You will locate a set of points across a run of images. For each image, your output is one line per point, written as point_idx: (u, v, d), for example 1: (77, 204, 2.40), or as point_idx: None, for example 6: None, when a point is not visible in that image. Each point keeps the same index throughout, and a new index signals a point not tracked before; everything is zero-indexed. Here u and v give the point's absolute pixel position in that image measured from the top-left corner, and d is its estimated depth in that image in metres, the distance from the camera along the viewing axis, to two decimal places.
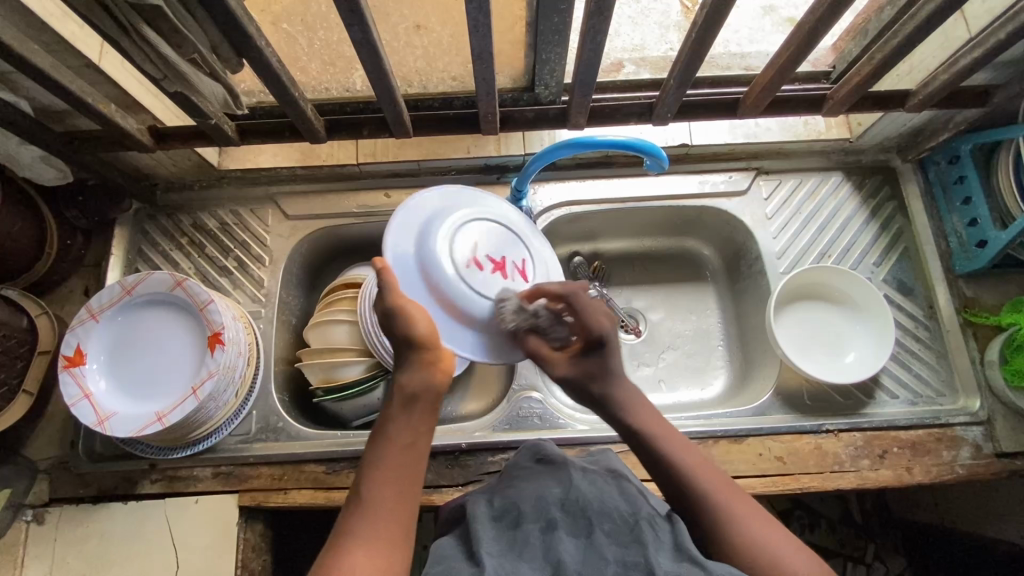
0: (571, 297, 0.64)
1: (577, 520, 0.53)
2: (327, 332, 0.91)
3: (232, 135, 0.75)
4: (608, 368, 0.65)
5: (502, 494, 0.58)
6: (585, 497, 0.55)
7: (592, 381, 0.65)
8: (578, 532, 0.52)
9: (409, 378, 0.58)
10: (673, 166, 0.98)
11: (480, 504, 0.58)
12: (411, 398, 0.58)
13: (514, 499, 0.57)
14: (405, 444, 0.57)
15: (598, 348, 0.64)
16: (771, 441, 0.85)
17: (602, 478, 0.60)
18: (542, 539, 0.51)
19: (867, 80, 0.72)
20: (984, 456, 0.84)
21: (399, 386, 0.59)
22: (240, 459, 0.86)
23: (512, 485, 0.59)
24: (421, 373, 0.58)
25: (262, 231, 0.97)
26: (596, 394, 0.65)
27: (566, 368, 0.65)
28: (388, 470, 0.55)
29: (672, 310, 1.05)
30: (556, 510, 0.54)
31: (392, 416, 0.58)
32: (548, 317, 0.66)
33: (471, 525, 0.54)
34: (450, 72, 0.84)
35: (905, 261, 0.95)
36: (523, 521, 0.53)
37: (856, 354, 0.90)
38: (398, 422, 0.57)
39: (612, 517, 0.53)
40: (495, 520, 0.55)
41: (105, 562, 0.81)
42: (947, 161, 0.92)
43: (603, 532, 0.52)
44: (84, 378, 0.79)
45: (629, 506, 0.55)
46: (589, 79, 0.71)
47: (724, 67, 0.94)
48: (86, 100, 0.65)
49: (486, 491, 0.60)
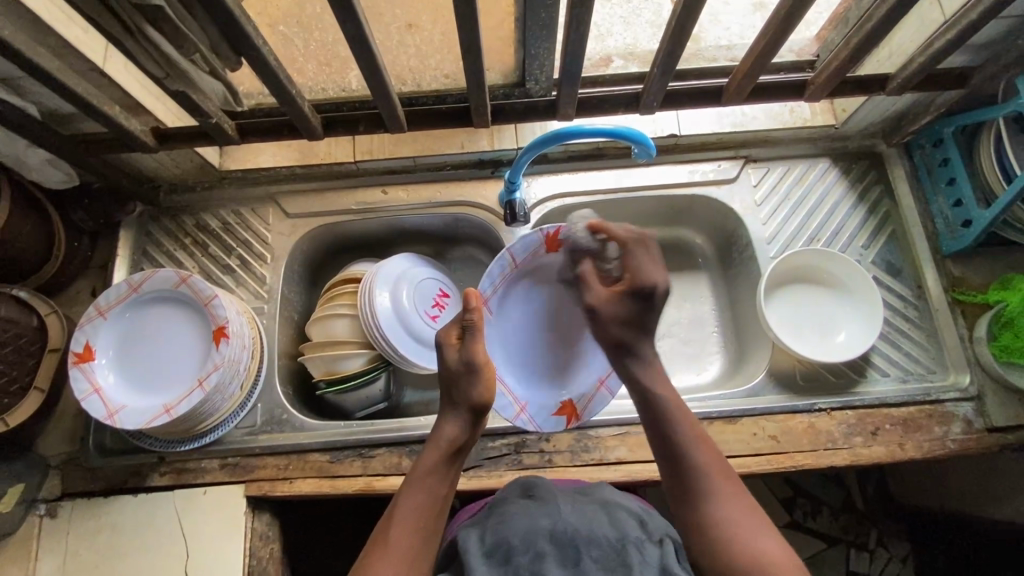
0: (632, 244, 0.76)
1: (565, 551, 0.60)
2: (329, 327, 0.94)
3: (233, 134, 0.78)
4: (639, 322, 0.74)
5: (490, 532, 0.64)
6: (573, 527, 0.62)
7: (625, 325, 0.74)
8: (566, 561, 0.59)
9: (455, 432, 0.71)
10: (664, 156, 1.00)
11: (471, 540, 0.63)
12: (452, 449, 0.70)
13: (502, 534, 0.62)
14: (438, 494, 0.67)
15: (643, 298, 0.73)
16: (765, 421, 0.86)
17: (590, 506, 0.66)
18: (530, 570, 0.58)
19: (845, 64, 0.75)
20: (975, 431, 0.86)
21: (443, 437, 0.70)
22: (246, 451, 0.87)
23: (499, 520, 0.65)
24: (466, 430, 0.71)
25: (263, 230, 0.99)
26: (616, 337, 0.74)
27: (605, 304, 0.76)
28: (414, 523, 0.65)
29: (665, 298, 1.08)
30: (544, 542, 0.60)
31: (433, 464, 0.68)
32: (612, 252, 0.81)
33: (464, 565, 0.60)
34: (443, 69, 0.87)
35: (893, 243, 0.96)
36: (512, 555, 0.60)
37: (846, 334, 0.92)
38: (438, 471, 0.68)
39: (600, 545, 0.60)
40: (485, 557, 0.61)
41: (118, 553, 0.83)
42: (931, 144, 0.94)
43: (592, 559, 0.59)
44: (93, 373, 0.81)
45: (616, 532, 0.62)
46: (575, 70, 0.74)
47: (710, 59, 0.97)
48: (92, 103, 0.68)
49: (477, 525, 0.66)
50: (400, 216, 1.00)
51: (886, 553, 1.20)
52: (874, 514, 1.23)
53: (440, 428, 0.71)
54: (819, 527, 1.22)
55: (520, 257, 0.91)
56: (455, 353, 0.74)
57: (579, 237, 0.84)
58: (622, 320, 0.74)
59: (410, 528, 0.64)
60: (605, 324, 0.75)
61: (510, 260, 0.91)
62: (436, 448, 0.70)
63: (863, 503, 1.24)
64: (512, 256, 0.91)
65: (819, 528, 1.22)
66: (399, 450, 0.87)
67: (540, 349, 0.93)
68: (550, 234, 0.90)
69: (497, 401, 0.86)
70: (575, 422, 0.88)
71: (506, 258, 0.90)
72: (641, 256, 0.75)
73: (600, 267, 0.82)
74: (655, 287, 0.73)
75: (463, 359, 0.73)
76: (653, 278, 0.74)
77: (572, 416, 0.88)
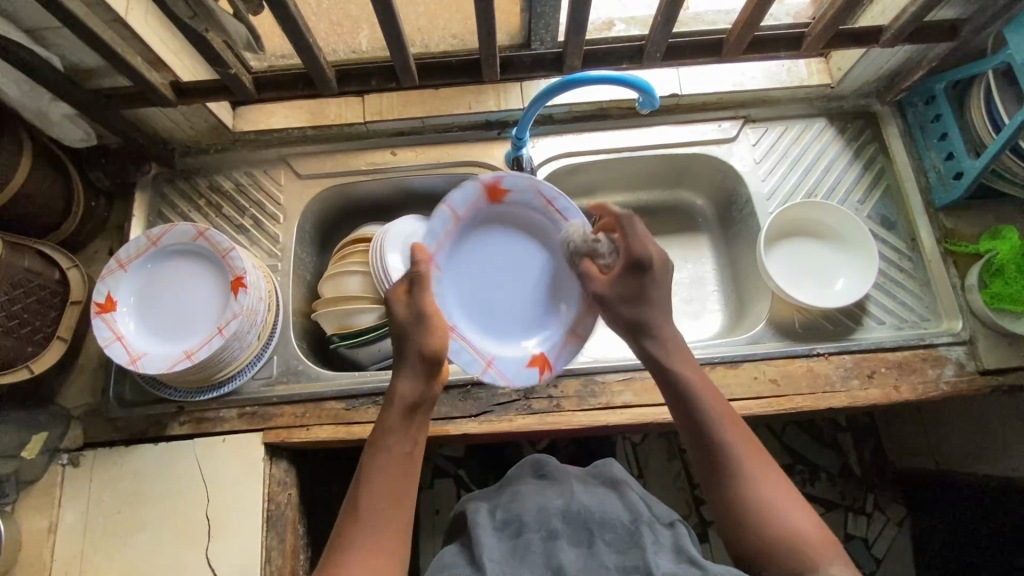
0: (625, 221, 0.73)
1: (577, 532, 0.63)
2: (342, 283, 0.96)
3: (249, 86, 0.81)
4: (643, 294, 0.72)
5: (504, 509, 0.68)
6: (587, 509, 0.65)
7: (629, 304, 0.73)
8: (579, 543, 0.62)
9: (409, 387, 0.67)
10: (666, 116, 1.03)
11: (484, 514, 0.68)
12: (407, 407, 0.66)
13: (516, 512, 0.67)
14: (406, 453, 0.65)
15: (637, 270, 0.72)
16: (765, 365, 0.90)
17: (602, 490, 0.70)
18: (543, 548, 0.61)
19: (840, 15, 0.78)
20: (967, 373, 0.89)
21: (399, 394, 0.67)
22: (264, 399, 0.90)
23: (512, 498, 0.70)
24: (420, 384, 0.67)
25: (276, 190, 1.01)
26: (628, 317, 0.73)
27: (607, 288, 0.75)
28: (386, 492, 0.62)
29: (668, 258, 1.11)
30: (557, 522, 0.64)
31: (392, 422, 0.66)
32: (607, 246, 0.80)
33: (476, 535, 0.64)
34: (450, 30, 0.92)
35: (887, 198, 1.00)
36: (526, 531, 0.64)
37: (844, 281, 0.96)
38: (397, 427, 0.65)
39: (612, 528, 0.63)
40: (498, 531, 0.66)
41: (139, 498, 0.86)
42: (924, 102, 0.97)
43: (603, 542, 0.61)
44: (115, 322, 0.84)
45: (629, 514, 0.65)
46: (582, 18, 0.75)
47: (710, 22, 0.98)
48: (117, 51, 0.71)
49: (490, 503, 0.71)
50: (408, 176, 1.03)
51: (882, 515, 1.23)
52: (872, 478, 1.26)
53: (394, 385, 0.68)
54: (817, 492, 1.24)
55: (462, 210, 0.84)
56: (404, 304, 0.71)
57: (575, 235, 0.83)
58: (620, 298, 0.74)
59: (378, 490, 0.62)
60: (613, 305, 0.74)
61: (452, 213, 0.83)
62: (392, 407, 0.67)
63: (860, 469, 1.27)
64: (453, 208, 0.83)
65: (818, 493, 1.24)
66: None
67: (495, 301, 0.87)
68: (492, 181, 0.85)
69: (459, 357, 0.81)
70: (547, 372, 0.85)
71: (447, 211, 0.82)
72: (632, 229, 0.72)
73: (597, 262, 0.80)
74: (649, 260, 0.72)
75: (413, 309, 0.70)
76: (645, 247, 0.72)
77: (545, 368, 0.85)
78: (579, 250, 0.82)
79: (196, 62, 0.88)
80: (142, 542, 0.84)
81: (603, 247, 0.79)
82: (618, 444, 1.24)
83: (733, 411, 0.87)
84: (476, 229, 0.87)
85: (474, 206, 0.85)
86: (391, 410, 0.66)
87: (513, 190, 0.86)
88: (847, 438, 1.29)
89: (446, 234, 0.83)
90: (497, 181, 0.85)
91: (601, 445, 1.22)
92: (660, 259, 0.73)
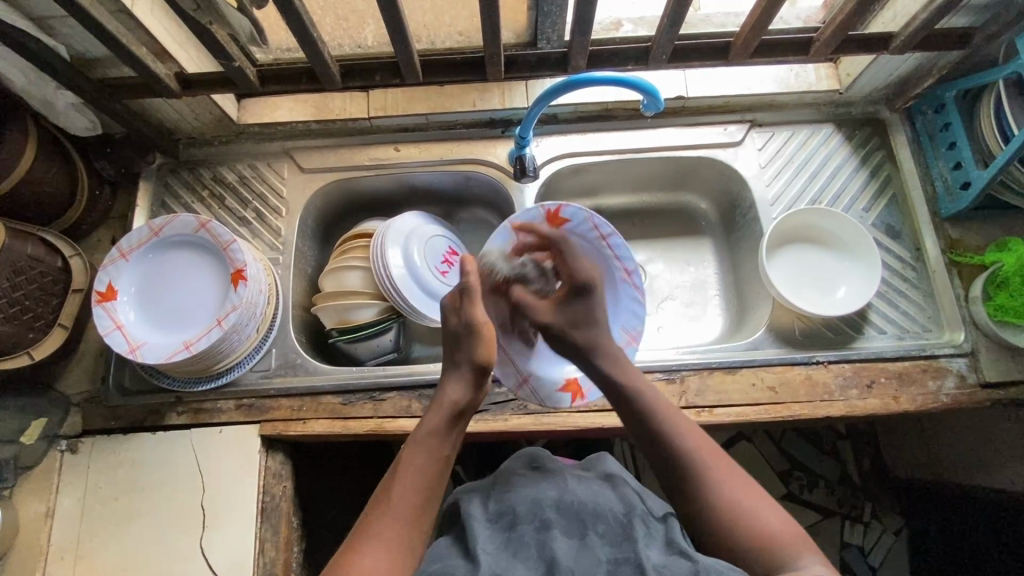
0: (558, 241, 0.86)
1: (571, 524, 0.62)
2: (341, 278, 0.96)
3: (253, 80, 0.81)
4: (590, 317, 0.80)
5: (497, 499, 0.67)
6: (580, 501, 0.65)
7: (575, 327, 0.80)
8: (573, 534, 0.61)
9: (458, 394, 0.70)
10: (671, 119, 1.02)
11: (477, 505, 0.67)
12: (457, 412, 0.69)
13: (509, 504, 0.66)
14: (440, 455, 0.66)
15: (584, 293, 0.81)
16: (764, 372, 0.89)
17: (596, 482, 0.69)
18: (537, 539, 0.60)
19: (850, 20, 0.77)
20: (968, 385, 0.88)
21: (446, 399, 0.70)
22: (261, 392, 0.90)
23: (505, 489, 0.69)
24: (468, 392, 0.71)
25: (279, 183, 1.01)
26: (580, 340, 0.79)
27: (552, 313, 0.82)
28: (415, 491, 0.62)
29: (670, 261, 1.11)
30: (550, 513, 0.63)
31: (435, 425, 0.68)
32: (535, 270, 0.88)
33: (469, 525, 0.63)
34: (456, 27, 0.92)
35: (893, 207, 0.99)
36: (519, 523, 0.63)
37: (847, 289, 0.95)
38: (440, 430, 0.67)
39: (606, 519, 0.62)
40: (491, 523, 0.64)
41: (135, 487, 0.86)
42: (934, 110, 0.96)
43: (597, 534, 0.61)
44: (115, 311, 0.84)
45: (622, 506, 0.65)
46: (587, 17, 0.75)
47: (719, 25, 0.97)
48: (122, 42, 0.71)
49: (482, 492, 0.69)
50: (411, 173, 1.02)
51: (879, 524, 1.22)
52: (870, 488, 1.25)
53: (443, 390, 0.71)
54: (815, 500, 1.24)
55: (521, 230, 0.88)
56: (455, 315, 0.75)
57: (493, 261, 0.86)
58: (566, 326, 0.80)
59: (413, 486, 0.63)
60: (563, 330, 0.80)
61: (513, 233, 0.87)
62: (440, 410, 0.69)
63: (858, 477, 1.26)
64: (515, 229, 0.87)
65: (815, 501, 1.24)
66: (409, 395, 0.90)
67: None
68: (552, 211, 0.87)
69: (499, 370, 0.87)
70: (579, 400, 0.88)
71: (506, 229, 0.87)
72: (567, 251, 0.84)
73: (528, 287, 0.87)
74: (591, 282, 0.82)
75: (464, 320, 0.74)
76: (583, 268, 0.83)
77: (577, 394, 0.88)
78: (506, 278, 0.86)
79: (201, 54, 0.88)
80: (137, 530, 0.85)
81: (531, 274, 0.87)
82: (615, 445, 1.24)
83: (730, 417, 0.86)
84: (535, 248, 0.90)
85: (538, 229, 0.88)
86: (436, 414, 0.69)
87: (571, 220, 0.88)
88: (846, 446, 1.28)
89: (505, 247, 0.88)
90: (556, 210, 0.87)
91: (599, 446, 1.22)
92: (592, 282, 0.81)
